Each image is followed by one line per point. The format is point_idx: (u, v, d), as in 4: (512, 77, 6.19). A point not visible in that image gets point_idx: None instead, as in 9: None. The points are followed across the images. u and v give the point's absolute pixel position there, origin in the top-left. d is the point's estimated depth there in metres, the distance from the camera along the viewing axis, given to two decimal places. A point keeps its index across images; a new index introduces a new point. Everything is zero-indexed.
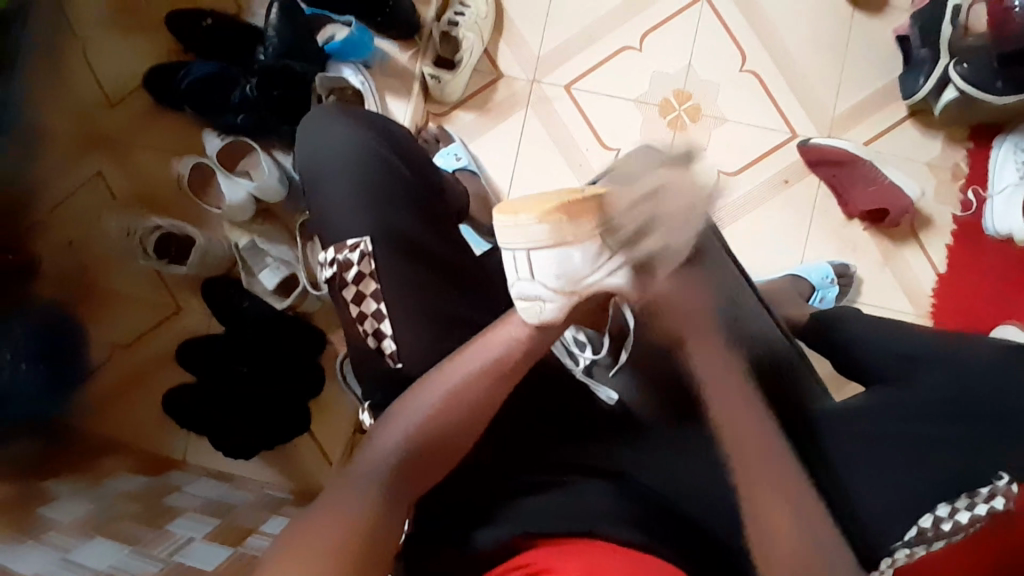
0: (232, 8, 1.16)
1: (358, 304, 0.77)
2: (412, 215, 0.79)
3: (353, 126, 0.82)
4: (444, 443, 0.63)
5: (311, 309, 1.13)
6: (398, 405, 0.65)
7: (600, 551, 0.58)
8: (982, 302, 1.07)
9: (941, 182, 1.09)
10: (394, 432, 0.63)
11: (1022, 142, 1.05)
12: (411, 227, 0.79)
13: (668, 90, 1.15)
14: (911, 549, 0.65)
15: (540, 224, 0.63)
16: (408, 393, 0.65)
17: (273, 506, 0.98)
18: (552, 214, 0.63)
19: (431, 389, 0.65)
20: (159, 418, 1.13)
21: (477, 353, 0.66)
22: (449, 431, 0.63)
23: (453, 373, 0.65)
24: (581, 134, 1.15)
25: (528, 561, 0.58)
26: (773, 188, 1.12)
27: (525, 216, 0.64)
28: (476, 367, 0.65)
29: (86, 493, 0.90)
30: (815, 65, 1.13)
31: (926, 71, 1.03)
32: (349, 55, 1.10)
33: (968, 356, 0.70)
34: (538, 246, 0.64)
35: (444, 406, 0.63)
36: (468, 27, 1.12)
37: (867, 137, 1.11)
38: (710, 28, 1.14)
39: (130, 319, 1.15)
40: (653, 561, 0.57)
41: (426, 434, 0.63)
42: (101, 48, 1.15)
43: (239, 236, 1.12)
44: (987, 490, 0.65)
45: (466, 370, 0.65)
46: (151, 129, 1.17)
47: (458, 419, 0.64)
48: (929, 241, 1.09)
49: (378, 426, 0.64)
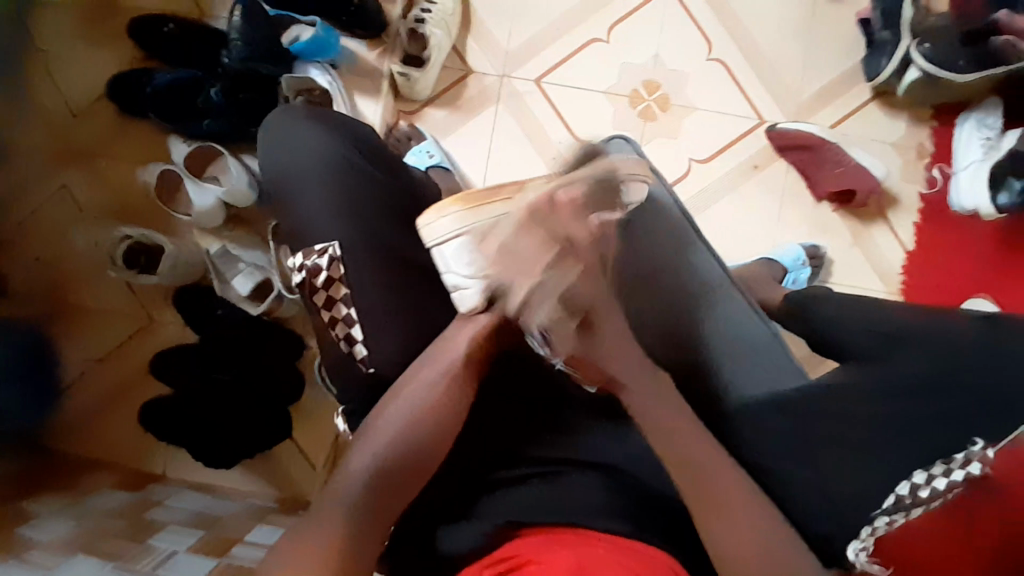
0: (195, 12, 1.14)
1: (329, 309, 0.75)
2: (389, 222, 0.78)
3: (322, 131, 0.80)
4: (424, 454, 0.65)
5: (288, 314, 1.11)
6: (373, 420, 0.67)
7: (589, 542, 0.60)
8: (957, 278, 1.08)
9: (906, 162, 1.12)
10: (372, 446, 0.64)
11: (985, 117, 1.07)
12: (390, 235, 0.78)
13: (637, 81, 1.15)
14: (891, 516, 0.67)
15: (442, 219, 0.75)
16: (380, 406, 0.68)
17: (259, 516, 0.98)
18: (450, 210, 0.76)
19: (406, 401, 0.67)
20: (135, 431, 1.10)
21: (442, 361, 0.69)
22: (427, 441, 0.65)
23: (424, 383, 0.68)
24: (553, 126, 1.16)
25: (512, 554, 0.60)
26: (744, 174, 1.14)
27: (429, 217, 0.76)
28: (443, 372, 0.68)
29: (68, 511, 0.88)
30: (781, 52, 1.15)
31: (888, 52, 1.05)
32: (315, 55, 1.08)
33: (949, 336, 0.70)
34: (447, 238, 0.75)
35: (420, 416, 0.66)
36: (434, 23, 1.11)
37: (834, 120, 1.13)
38: (676, 18, 1.15)
39: (104, 334, 1.12)
40: (646, 553, 0.59)
41: (403, 446, 0.64)
42: (65, 59, 1.14)
43: (211, 243, 1.11)
44: (961, 456, 0.67)
45: (436, 378, 0.68)
46: (116, 139, 1.14)
47: (435, 428, 0.66)
48: (897, 220, 1.11)
49: (357, 440, 0.66)
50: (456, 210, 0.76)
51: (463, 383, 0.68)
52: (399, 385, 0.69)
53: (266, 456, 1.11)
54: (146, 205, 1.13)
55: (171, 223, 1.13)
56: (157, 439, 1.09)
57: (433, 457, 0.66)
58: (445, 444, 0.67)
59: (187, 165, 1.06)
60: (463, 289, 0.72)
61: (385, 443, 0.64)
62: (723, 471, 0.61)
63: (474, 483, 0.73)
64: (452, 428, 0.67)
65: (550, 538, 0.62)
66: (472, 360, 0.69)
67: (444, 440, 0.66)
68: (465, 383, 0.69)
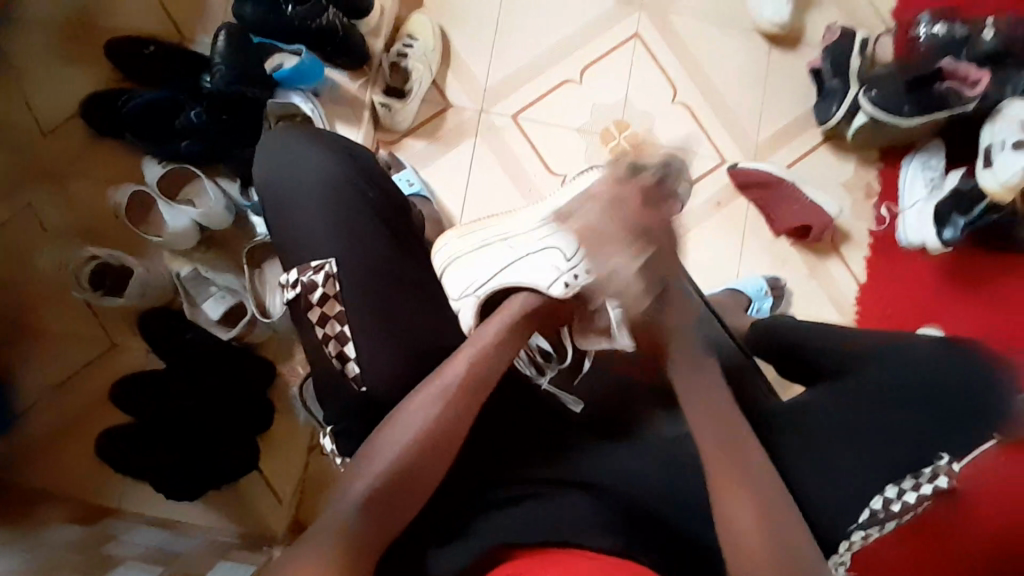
0: (175, 37, 1.14)
1: (323, 326, 0.75)
2: (384, 243, 0.78)
3: (322, 152, 0.79)
4: (417, 478, 0.65)
5: (259, 339, 1.08)
6: (374, 443, 0.66)
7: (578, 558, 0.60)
8: (911, 309, 1.16)
9: (857, 200, 1.20)
10: (369, 472, 0.64)
11: (928, 159, 1.16)
12: (386, 255, 0.77)
13: (608, 120, 1.21)
14: (865, 530, 0.71)
15: (445, 239, 0.87)
16: (378, 433, 0.67)
17: (223, 551, 0.93)
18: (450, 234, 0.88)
19: (404, 425, 0.66)
20: (90, 462, 1.05)
21: (438, 386, 0.68)
22: (420, 467, 0.65)
23: (420, 407, 0.67)
24: (528, 159, 1.20)
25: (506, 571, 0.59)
26: (708, 210, 1.20)
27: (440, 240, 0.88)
28: (439, 397, 0.67)
29: (20, 545, 0.82)
30: (741, 97, 1.23)
31: (839, 99, 1.16)
32: (299, 82, 1.10)
33: (907, 348, 0.77)
34: (448, 253, 0.85)
35: (416, 442, 0.65)
36: (416, 59, 1.17)
37: (790, 161, 1.21)
38: (643, 63, 1.23)
39: (61, 358, 1.07)
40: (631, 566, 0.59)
41: (397, 470, 0.64)
42: (37, 76, 1.12)
43: (181, 265, 1.08)
44: (930, 470, 0.71)
45: (431, 402, 0.67)
46: (85, 159, 1.11)
47: (431, 451, 0.66)
48: (850, 254, 1.19)
49: (352, 467, 0.65)
50: (457, 232, 0.88)
51: (459, 407, 0.68)
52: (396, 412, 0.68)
53: (230, 490, 1.06)
54: (115, 225, 1.10)
55: (141, 245, 1.09)
56: (113, 470, 1.04)
57: (431, 479, 0.66)
58: (440, 466, 0.66)
59: (161, 186, 1.06)
60: (462, 296, 0.80)
61: (382, 466, 0.64)
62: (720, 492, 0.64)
63: (464, 500, 0.72)
64: (448, 451, 0.66)
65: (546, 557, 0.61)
66: (470, 385, 0.68)
67: (437, 465, 0.66)
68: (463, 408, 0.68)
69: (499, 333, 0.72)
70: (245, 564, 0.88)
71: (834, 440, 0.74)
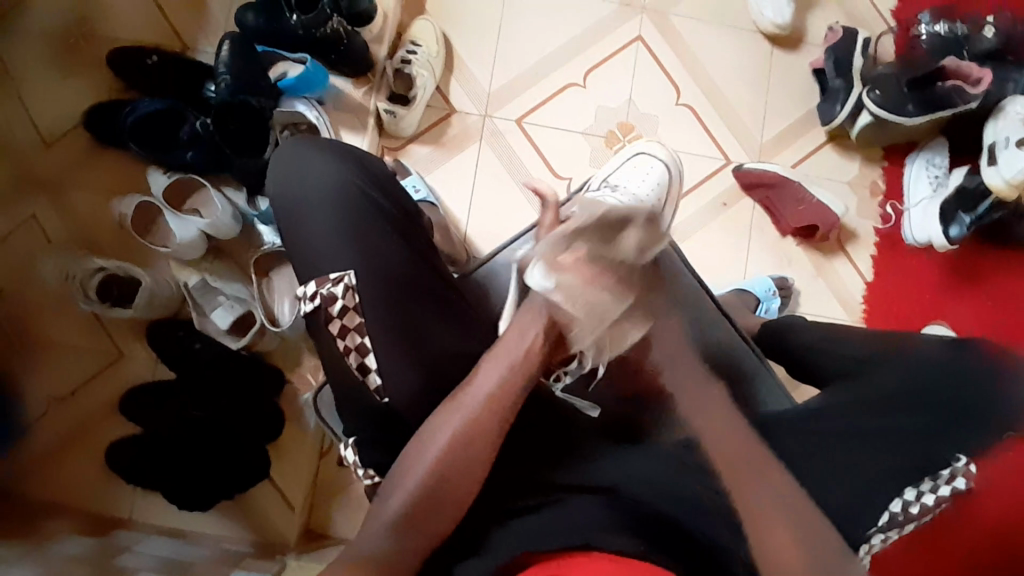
0: (177, 46, 1.14)
1: (343, 338, 0.74)
2: (399, 259, 0.77)
3: (333, 167, 0.79)
4: (449, 497, 0.65)
5: (267, 348, 1.09)
6: (404, 462, 0.67)
7: (602, 566, 0.57)
8: (919, 307, 1.16)
9: (862, 199, 1.20)
10: (401, 489, 0.65)
11: (933, 157, 1.17)
12: (403, 270, 0.77)
13: (612, 123, 1.22)
14: (884, 533, 0.71)
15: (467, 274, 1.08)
16: (408, 452, 0.68)
17: (235, 561, 0.93)
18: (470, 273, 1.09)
19: (430, 444, 0.67)
20: (100, 473, 1.04)
21: (466, 407, 0.69)
22: (448, 480, 0.65)
23: (447, 426, 0.67)
24: (533, 163, 1.20)
25: None
26: (714, 211, 1.20)
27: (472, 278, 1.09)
28: (466, 418, 0.68)
29: (34, 558, 0.81)
30: (744, 98, 1.23)
31: (842, 99, 1.16)
32: (303, 91, 1.11)
33: (917, 353, 0.78)
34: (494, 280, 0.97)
35: (445, 461, 0.66)
36: (420, 65, 1.16)
37: (795, 160, 1.22)
38: (646, 64, 1.23)
39: (67, 370, 1.07)
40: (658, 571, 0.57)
41: (428, 484, 0.65)
42: (40, 85, 1.12)
43: (188, 275, 1.07)
44: (948, 472, 0.73)
45: (456, 423, 0.68)
46: (91, 171, 1.11)
47: (462, 470, 0.66)
48: (856, 253, 1.19)
49: (385, 486, 0.67)
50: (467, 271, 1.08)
51: (486, 427, 0.68)
52: (422, 432, 0.69)
53: (241, 500, 1.06)
54: (120, 236, 1.10)
55: (148, 256, 1.10)
56: (124, 481, 1.03)
57: (461, 499, 0.66)
58: (473, 483, 0.66)
59: (165, 197, 1.07)
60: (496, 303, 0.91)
61: (414, 483, 0.65)
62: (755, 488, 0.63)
63: (482, 509, 0.71)
64: (472, 474, 0.66)
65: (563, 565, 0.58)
66: (493, 406, 0.69)
67: (465, 482, 0.66)
68: (484, 431, 0.68)
69: (529, 345, 0.72)
70: (259, 573, 0.88)
71: (846, 443, 0.75)
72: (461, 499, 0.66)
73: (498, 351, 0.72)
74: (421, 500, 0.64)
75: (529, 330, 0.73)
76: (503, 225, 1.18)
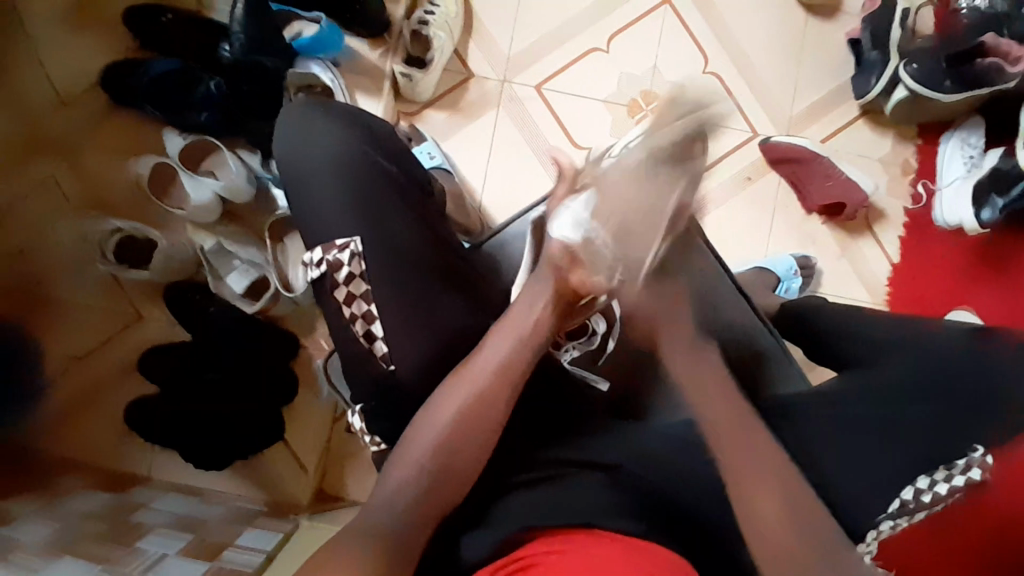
0: (193, 5, 1.12)
1: (349, 305, 0.74)
2: (408, 226, 0.76)
3: (344, 132, 0.79)
4: (454, 470, 0.65)
5: (282, 312, 1.10)
6: (408, 436, 0.67)
7: (600, 545, 0.57)
8: (945, 289, 1.13)
9: (892, 177, 1.16)
10: (409, 465, 0.65)
11: (968, 137, 1.12)
12: (411, 235, 0.76)
13: (635, 92, 1.17)
14: (894, 520, 0.69)
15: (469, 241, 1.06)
16: (412, 425, 0.68)
17: (247, 519, 0.95)
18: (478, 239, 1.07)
19: (433, 418, 0.67)
20: (120, 431, 1.07)
21: (472, 379, 0.68)
22: (455, 455, 0.65)
23: (452, 397, 0.68)
24: (551, 131, 1.17)
25: (526, 554, 0.57)
26: (738, 185, 1.16)
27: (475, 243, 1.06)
28: (473, 389, 0.68)
29: (52, 512, 0.83)
30: (776, 69, 1.18)
31: (878, 71, 1.11)
32: (318, 52, 1.09)
33: (940, 342, 0.75)
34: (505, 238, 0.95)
35: (451, 436, 0.66)
36: (437, 27, 1.12)
37: (824, 136, 1.17)
38: (674, 29, 1.18)
39: (91, 328, 1.09)
40: (661, 555, 0.56)
41: (434, 459, 0.65)
42: (57, 45, 1.11)
43: (203, 237, 1.08)
44: (962, 461, 0.69)
45: (462, 395, 0.67)
46: (113, 134, 1.12)
47: (467, 439, 0.66)
48: (883, 234, 1.16)
49: (392, 457, 0.67)
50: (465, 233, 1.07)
51: (493, 396, 0.68)
52: (427, 405, 0.68)
53: (255, 460, 1.08)
54: (136, 199, 1.11)
55: (163, 218, 1.11)
56: (143, 439, 1.06)
57: (469, 470, 0.66)
58: (479, 454, 0.67)
59: (181, 159, 1.06)
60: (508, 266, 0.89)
61: (422, 455, 0.65)
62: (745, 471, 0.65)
63: (487, 484, 0.71)
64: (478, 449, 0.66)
65: (557, 545, 0.57)
66: (498, 377, 0.69)
67: (472, 455, 0.66)
68: (490, 403, 0.68)
69: (537, 313, 0.72)
70: (269, 534, 0.91)
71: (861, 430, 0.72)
72: (464, 476, 0.66)
73: (509, 315, 0.72)
74: (427, 477, 0.64)
75: (535, 302, 0.72)
76: (519, 195, 1.16)
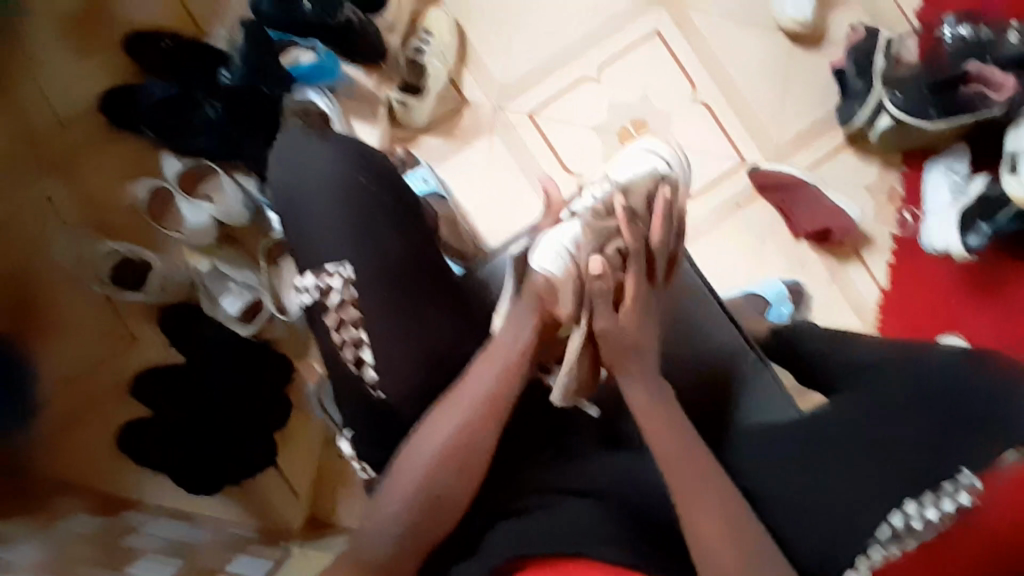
0: (192, 30, 1.15)
1: (340, 331, 0.75)
2: (396, 257, 0.76)
3: (333, 159, 0.78)
4: (444, 500, 0.66)
5: (277, 335, 1.10)
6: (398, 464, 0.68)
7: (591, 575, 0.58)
8: (933, 313, 1.15)
9: (879, 204, 1.19)
10: (400, 492, 0.66)
11: (953, 163, 1.14)
12: (398, 264, 0.75)
13: (626, 119, 1.20)
14: (885, 548, 0.61)
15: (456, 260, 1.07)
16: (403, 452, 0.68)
17: (238, 544, 0.95)
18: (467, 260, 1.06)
19: (422, 444, 0.68)
20: (112, 452, 1.07)
21: (461, 406, 0.69)
22: (446, 485, 0.67)
23: (447, 424, 0.68)
24: (546, 160, 1.19)
25: None
26: (728, 211, 1.19)
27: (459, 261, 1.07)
28: (461, 415, 0.69)
29: (43, 535, 0.83)
30: (763, 96, 1.21)
31: (862, 99, 1.15)
32: (316, 79, 1.13)
33: None
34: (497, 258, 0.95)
35: (441, 466, 0.67)
36: (433, 55, 1.16)
37: (811, 162, 1.20)
38: (662, 57, 1.21)
39: (83, 349, 1.10)
40: None
41: (425, 488, 0.66)
42: (58, 69, 1.13)
43: (199, 261, 1.08)
44: (950, 485, 0.60)
45: (450, 419, 0.68)
46: (110, 156, 1.13)
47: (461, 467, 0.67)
48: (871, 259, 1.19)
49: (385, 483, 0.68)
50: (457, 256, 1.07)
51: (482, 422, 0.69)
52: (419, 431, 0.69)
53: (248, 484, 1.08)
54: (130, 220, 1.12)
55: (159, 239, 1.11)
56: (135, 461, 1.06)
57: (461, 500, 0.67)
58: (470, 483, 0.67)
59: (180, 183, 1.08)
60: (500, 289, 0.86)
61: (412, 485, 0.66)
62: (701, 483, 0.65)
63: (480, 510, 0.71)
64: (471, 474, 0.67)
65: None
66: (488, 401, 0.69)
67: (464, 483, 0.67)
68: (479, 431, 0.69)
69: (520, 344, 0.72)
70: (260, 560, 0.90)
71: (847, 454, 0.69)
72: (456, 504, 0.67)
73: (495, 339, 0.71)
74: (421, 505, 0.66)
75: (521, 330, 0.71)
76: (515, 220, 1.18)
